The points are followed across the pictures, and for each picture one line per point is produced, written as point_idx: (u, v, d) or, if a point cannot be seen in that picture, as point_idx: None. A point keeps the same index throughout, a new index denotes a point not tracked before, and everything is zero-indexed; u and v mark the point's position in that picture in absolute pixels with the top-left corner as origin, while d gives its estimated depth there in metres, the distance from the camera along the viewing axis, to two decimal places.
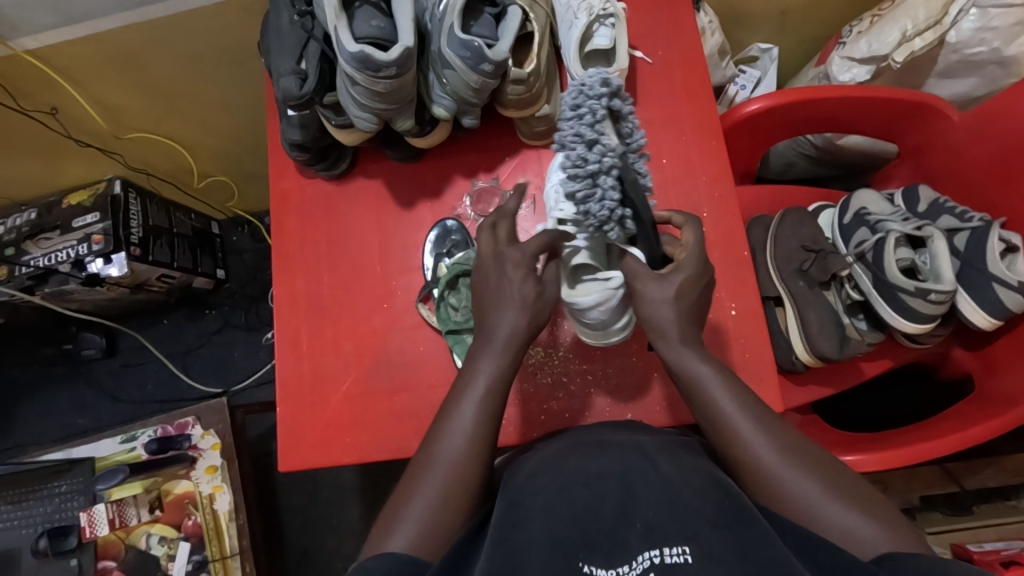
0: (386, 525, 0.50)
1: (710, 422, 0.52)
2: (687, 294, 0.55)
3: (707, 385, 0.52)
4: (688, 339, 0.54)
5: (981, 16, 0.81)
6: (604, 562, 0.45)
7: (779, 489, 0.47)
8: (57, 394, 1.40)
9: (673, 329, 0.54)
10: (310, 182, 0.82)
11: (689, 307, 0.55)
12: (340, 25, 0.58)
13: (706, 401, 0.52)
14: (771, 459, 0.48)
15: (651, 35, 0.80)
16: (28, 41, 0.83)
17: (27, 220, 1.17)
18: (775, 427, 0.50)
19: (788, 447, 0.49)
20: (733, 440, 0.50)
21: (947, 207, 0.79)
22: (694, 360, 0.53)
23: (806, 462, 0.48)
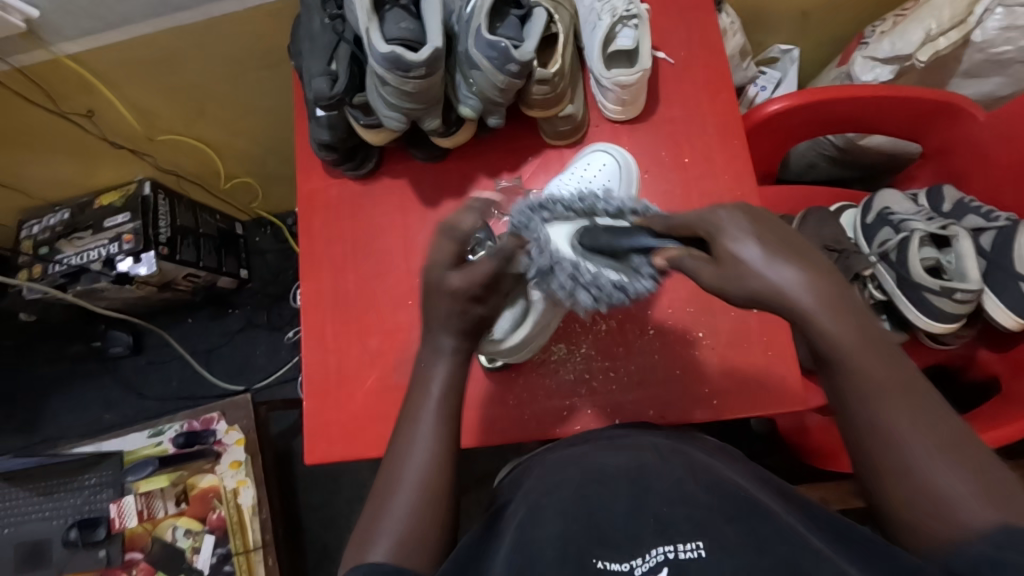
0: (367, 530, 0.50)
1: (844, 398, 0.45)
2: (772, 252, 0.45)
3: (849, 353, 0.45)
4: (829, 310, 0.44)
5: (1008, 15, 0.81)
6: (617, 557, 0.46)
7: (911, 484, 0.42)
8: (85, 390, 1.44)
9: (802, 302, 0.44)
10: (337, 181, 0.84)
11: (794, 251, 0.45)
12: (372, 27, 0.60)
13: (846, 372, 0.45)
14: (912, 445, 0.43)
15: (674, 36, 0.81)
16: (69, 45, 0.87)
17: (61, 220, 1.21)
18: (926, 412, 0.43)
19: (935, 437, 0.42)
20: (869, 421, 0.44)
21: (971, 207, 0.79)
22: (837, 327, 0.44)
23: (958, 457, 0.42)
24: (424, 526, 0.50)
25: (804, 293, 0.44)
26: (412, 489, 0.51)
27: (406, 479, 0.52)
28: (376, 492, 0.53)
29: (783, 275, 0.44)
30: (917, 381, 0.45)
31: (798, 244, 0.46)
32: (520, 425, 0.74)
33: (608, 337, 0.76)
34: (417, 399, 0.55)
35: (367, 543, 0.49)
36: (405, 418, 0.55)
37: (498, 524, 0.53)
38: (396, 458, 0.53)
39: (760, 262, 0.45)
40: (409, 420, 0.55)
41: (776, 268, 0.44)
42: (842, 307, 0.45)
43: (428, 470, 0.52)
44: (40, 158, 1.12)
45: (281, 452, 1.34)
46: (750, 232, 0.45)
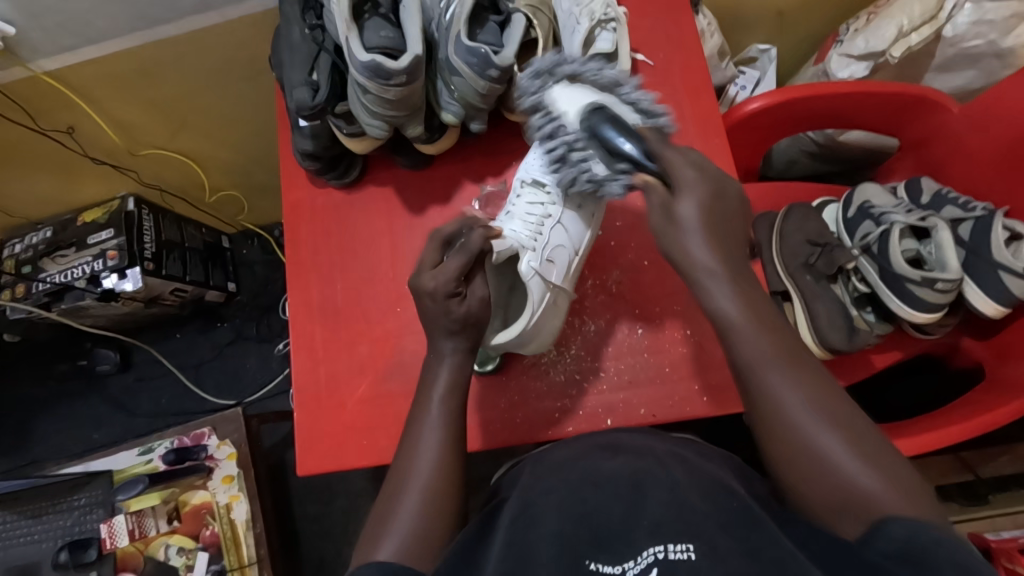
0: (374, 532, 0.51)
1: (753, 397, 0.50)
2: (707, 216, 0.51)
3: (756, 351, 0.50)
4: (726, 283, 0.51)
5: (976, 10, 0.82)
6: (611, 560, 0.46)
7: (821, 476, 0.46)
8: (73, 409, 1.42)
9: (713, 263, 0.51)
10: (321, 190, 0.83)
11: (712, 225, 0.51)
12: (351, 36, 0.60)
13: (753, 378, 0.50)
14: (796, 408, 0.48)
15: (652, 38, 0.82)
16: (46, 62, 0.86)
17: (44, 238, 1.20)
18: (825, 401, 0.48)
19: (840, 425, 0.47)
20: (760, 389, 0.49)
21: (949, 198, 0.80)
22: (729, 301, 0.51)
23: (826, 408, 0.48)
24: (432, 527, 0.51)
25: (705, 259, 0.51)
26: (418, 492, 0.52)
27: (413, 481, 0.53)
28: (382, 497, 0.54)
29: (693, 252, 0.51)
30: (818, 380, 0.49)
31: (724, 212, 0.53)
32: (511, 428, 0.74)
33: (598, 337, 0.76)
34: (422, 411, 0.57)
35: (374, 545, 0.50)
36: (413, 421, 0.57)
37: (495, 520, 0.53)
38: (403, 461, 0.55)
39: (695, 220, 0.51)
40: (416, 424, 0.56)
41: (694, 216, 0.51)
42: (740, 279, 0.52)
43: (431, 477, 0.53)
44: (21, 176, 1.11)
45: (274, 465, 1.33)
46: (688, 203, 0.51)
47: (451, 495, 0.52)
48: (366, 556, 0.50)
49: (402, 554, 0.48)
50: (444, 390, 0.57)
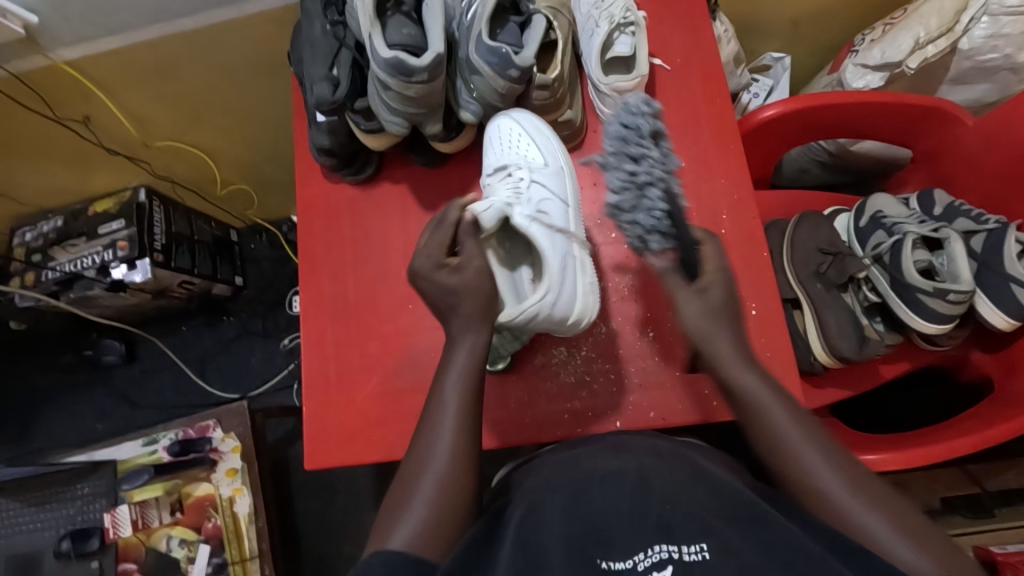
0: (389, 517, 0.51)
1: (768, 447, 0.52)
2: (716, 298, 0.56)
3: (759, 397, 0.53)
4: (745, 364, 0.55)
5: (993, 24, 0.83)
6: (622, 556, 0.46)
7: (845, 526, 0.47)
8: (77, 400, 1.42)
9: (729, 349, 0.55)
10: (336, 186, 0.84)
11: (727, 311, 0.57)
12: (374, 32, 0.61)
13: (764, 422, 0.52)
14: (808, 451, 0.50)
15: (670, 44, 0.82)
16: (67, 52, 0.87)
17: (55, 227, 1.20)
18: (840, 455, 0.50)
19: (857, 479, 0.48)
20: (790, 460, 0.50)
21: (962, 210, 0.80)
22: (753, 382, 0.54)
23: (839, 457, 0.50)
24: (448, 517, 0.51)
25: (723, 342, 0.55)
26: (432, 482, 0.52)
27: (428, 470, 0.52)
28: (397, 485, 0.53)
29: (710, 327, 0.56)
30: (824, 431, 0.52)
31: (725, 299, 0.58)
32: (519, 428, 0.75)
33: (609, 340, 0.76)
34: (437, 405, 0.55)
35: (388, 530, 0.50)
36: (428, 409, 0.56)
37: (503, 522, 0.53)
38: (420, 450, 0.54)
39: (699, 313, 0.56)
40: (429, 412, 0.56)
41: (693, 307, 0.56)
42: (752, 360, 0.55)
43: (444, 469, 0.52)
44: (34, 165, 1.11)
45: (276, 460, 1.33)
46: (683, 290, 0.57)
47: (464, 487, 0.52)
48: (379, 541, 0.49)
49: (418, 542, 0.48)
50: (457, 382, 0.56)
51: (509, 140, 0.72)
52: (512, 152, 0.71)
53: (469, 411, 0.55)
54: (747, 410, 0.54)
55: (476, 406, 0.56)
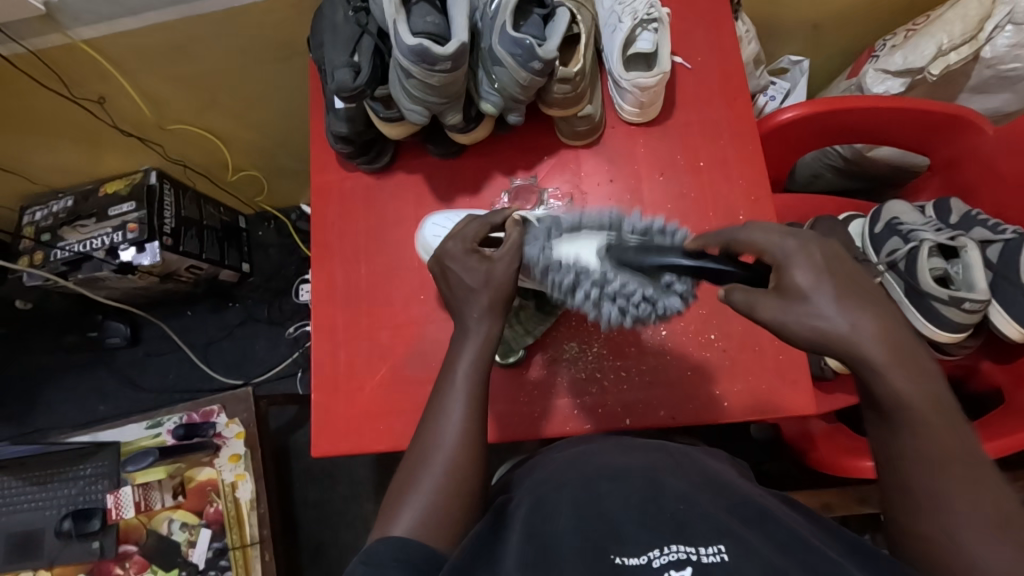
0: (394, 502, 0.51)
1: (899, 455, 0.47)
2: (831, 295, 0.46)
3: (920, 409, 0.46)
4: (896, 369, 0.45)
5: (1017, 32, 0.84)
6: (636, 551, 0.45)
7: (960, 555, 0.43)
8: (80, 381, 1.42)
9: (878, 355, 0.45)
10: (351, 174, 0.84)
11: (876, 311, 0.46)
12: (399, 19, 0.61)
13: (912, 429, 0.46)
14: (938, 476, 0.45)
15: (692, 42, 0.82)
16: (85, 30, 0.86)
17: (65, 207, 1.20)
18: (988, 493, 0.44)
19: (996, 521, 0.43)
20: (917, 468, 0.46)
21: (979, 220, 0.79)
22: (907, 387, 0.45)
23: (983, 493, 0.44)
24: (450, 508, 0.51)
25: (869, 344, 0.45)
26: (437, 474, 0.52)
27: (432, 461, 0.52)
28: (401, 474, 0.53)
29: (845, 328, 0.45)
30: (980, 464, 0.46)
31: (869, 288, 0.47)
32: (527, 423, 0.74)
33: (620, 337, 0.76)
34: (443, 397, 0.55)
35: (391, 518, 0.50)
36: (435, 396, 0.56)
37: (506, 515, 0.53)
38: (426, 435, 0.54)
39: (829, 305, 0.45)
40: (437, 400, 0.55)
41: (826, 307, 0.45)
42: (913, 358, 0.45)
43: (450, 460, 0.52)
44: (46, 143, 1.11)
45: (278, 448, 1.33)
46: (819, 278, 0.46)
47: (470, 478, 0.52)
48: (384, 528, 0.50)
49: (420, 529, 0.49)
50: (466, 375, 0.55)
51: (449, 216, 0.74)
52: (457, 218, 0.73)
53: (477, 404, 0.55)
54: (890, 413, 0.47)
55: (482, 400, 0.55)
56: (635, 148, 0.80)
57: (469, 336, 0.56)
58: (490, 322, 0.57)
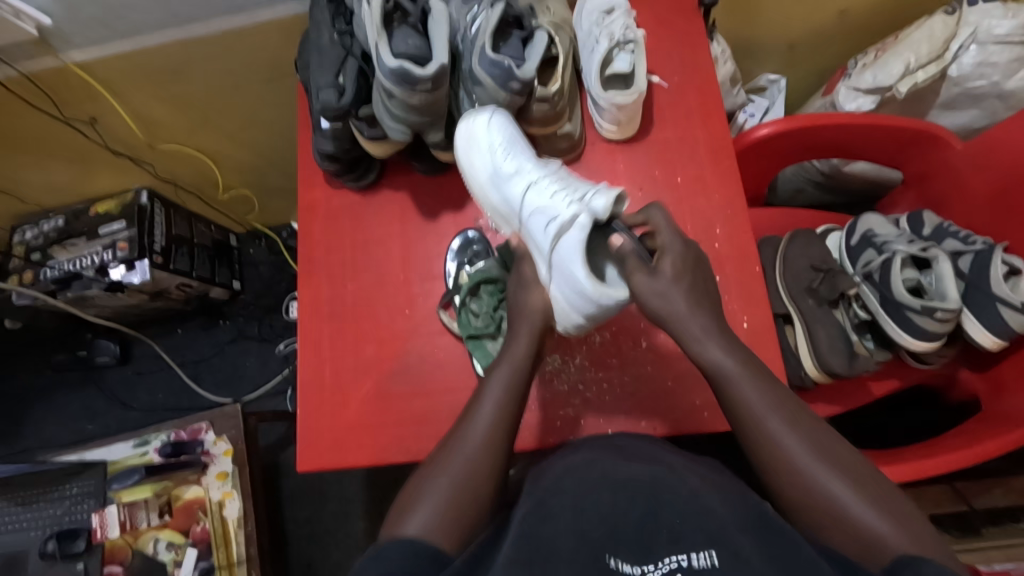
0: (405, 507, 0.52)
1: (740, 420, 0.54)
2: (683, 276, 0.57)
3: (733, 374, 0.55)
4: (733, 361, 0.55)
5: (981, 52, 0.87)
6: (631, 559, 0.48)
7: (809, 492, 0.50)
8: (68, 401, 1.42)
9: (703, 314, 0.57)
10: (338, 192, 0.85)
11: (691, 283, 0.58)
12: (381, 42, 0.63)
13: (733, 396, 0.55)
14: (777, 428, 0.53)
15: (668, 63, 0.85)
16: (77, 53, 0.88)
17: (55, 226, 1.21)
18: (811, 429, 0.53)
19: (824, 450, 0.51)
20: (780, 453, 0.52)
21: (950, 231, 0.81)
22: (719, 354, 0.56)
23: (809, 429, 0.53)
24: (466, 512, 0.52)
25: (711, 342, 0.56)
26: (450, 484, 0.52)
27: (449, 470, 0.53)
28: (415, 480, 0.55)
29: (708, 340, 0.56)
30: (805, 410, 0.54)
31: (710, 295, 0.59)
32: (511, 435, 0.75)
33: (603, 349, 0.77)
34: (469, 423, 0.56)
35: (407, 519, 0.51)
36: (466, 412, 0.57)
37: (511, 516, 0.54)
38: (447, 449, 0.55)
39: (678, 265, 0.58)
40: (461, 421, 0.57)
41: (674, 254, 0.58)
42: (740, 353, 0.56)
43: (470, 469, 0.54)
44: (39, 164, 1.12)
45: (267, 465, 1.32)
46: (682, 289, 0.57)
47: (481, 494, 0.53)
48: (395, 529, 0.51)
49: (432, 530, 0.50)
50: (496, 400, 0.57)
51: (514, 138, 0.71)
52: (523, 149, 0.71)
53: (511, 419, 0.56)
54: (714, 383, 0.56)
55: (512, 425, 0.57)
56: (615, 165, 0.82)
57: (507, 358, 0.60)
58: (525, 344, 0.61)
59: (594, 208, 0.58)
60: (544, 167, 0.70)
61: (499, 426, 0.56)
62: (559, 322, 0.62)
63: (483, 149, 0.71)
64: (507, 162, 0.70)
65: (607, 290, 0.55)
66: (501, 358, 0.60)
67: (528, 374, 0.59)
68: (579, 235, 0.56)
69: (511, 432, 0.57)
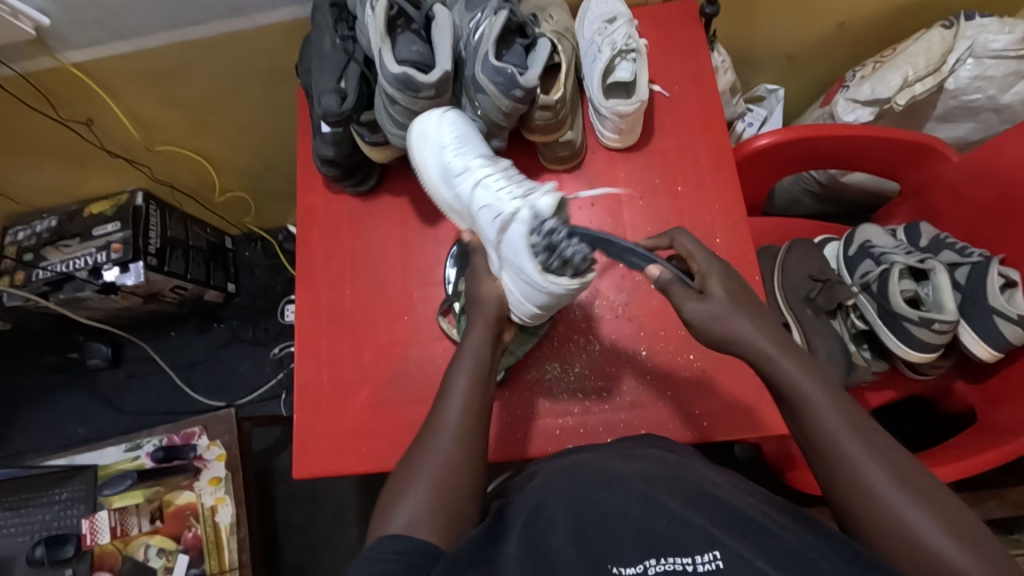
0: (388, 506, 0.52)
1: (813, 437, 0.53)
2: (734, 297, 0.58)
3: (804, 390, 0.54)
4: (790, 358, 0.55)
5: (978, 66, 0.88)
6: (631, 561, 0.46)
7: (889, 518, 0.48)
8: (58, 403, 1.40)
9: (763, 342, 0.56)
10: (337, 196, 0.85)
11: (746, 306, 0.58)
12: (384, 48, 0.63)
13: (807, 411, 0.53)
14: (856, 446, 0.51)
15: (670, 72, 0.85)
16: (75, 54, 0.87)
17: (48, 227, 1.20)
18: (890, 452, 0.50)
19: (900, 472, 0.49)
20: (852, 474, 0.50)
21: (947, 243, 0.81)
22: (796, 371, 0.54)
23: (886, 452, 0.50)
24: (453, 512, 0.51)
25: (765, 340, 0.56)
26: (430, 478, 0.52)
27: (426, 463, 0.53)
28: (399, 472, 0.55)
29: (738, 328, 0.57)
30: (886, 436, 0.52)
31: (758, 305, 0.59)
32: (509, 443, 0.75)
33: (603, 357, 0.77)
34: (441, 414, 0.57)
35: (390, 517, 0.50)
36: (437, 401, 0.58)
37: (507, 514, 0.54)
38: (426, 440, 0.56)
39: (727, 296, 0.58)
40: (438, 409, 0.58)
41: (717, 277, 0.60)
42: (803, 359, 0.56)
43: (449, 462, 0.54)
44: (33, 164, 1.11)
45: (260, 470, 1.31)
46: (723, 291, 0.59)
47: (463, 492, 0.53)
48: (383, 527, 0.50)
49: (418, 524, 0.49)
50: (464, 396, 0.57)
51: (465, 133, 0.69)
52: (473, 145, 0.68)
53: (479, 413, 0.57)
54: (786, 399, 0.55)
55: (481, 421, 0.57)
56: (616, 174, 0.82)
57: (466, 350, 0.61)
58: (484, 334, 0.62)
59: (539, 205, 0.59)
60: (495, 163, 0.67)
61: (468, 417, 0.56)
62: (514, 310, 0.65)
63: (431, 146, 0.68)
64: (455, 156, 0.67)
65: (558, 279, 0.55)
66: (461, 349, 0.62)
67: (490, 367, 0.60)
68: (525, 229, 0.57)
69: (482, 427, 0.57)
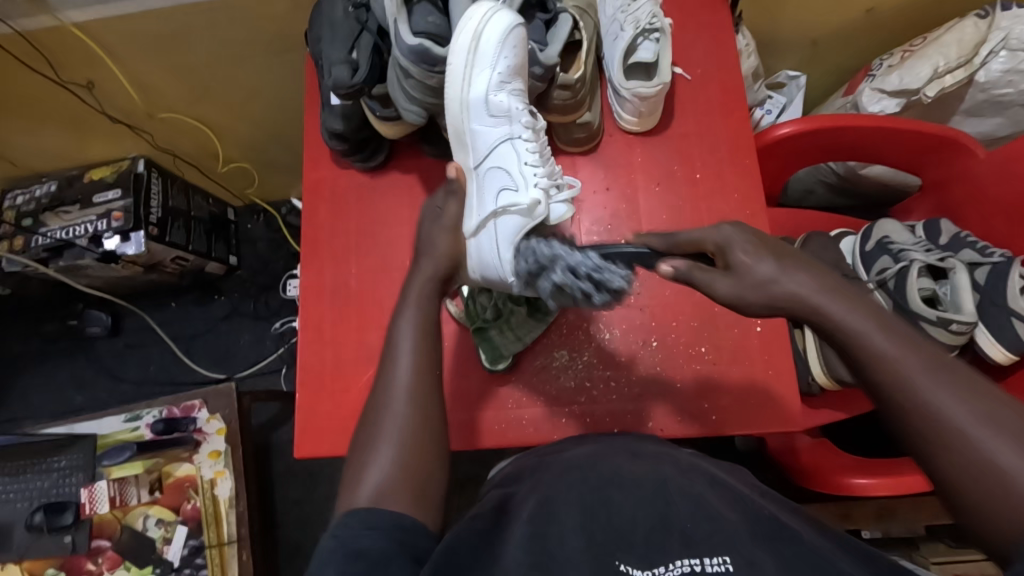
0: (353, 473, 0.48)
1: (873, 381, 0.47)
2: (777, 258, 0.52)
3: (866, 336, 0.47)
4: (835, 299, 0.50)
5: (1011, 58, 0.84)
6: (639, 563, 0.45)
7: (965, 457, 0.42)
8: (56, 371, 1.39)
9: (811, 294, 0.50)
10: (345, 171, 0.82)
11: (798, 265, 0.52)
12: (400, 19, 0.61)
13: (860, 352, 0.48)
14: (922, 380, 0.45)
15: (692, 54, 0.82)
16: (75, 13, 0.84)
17: (47, 192, 1.17)
18: (974, 387, 0.44)
19: (986, 410, 0.43)
20: (926, 414, 0.44)
21: (968, 241, 0.80)
22: (847, 312, 0.49)
23: (962, 388, 0.44)
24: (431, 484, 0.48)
25: None
26: (390, 448, 0.48)
27: (385, 429, 0.49)
28: (358, 436, 0.50)
29: (783, 286, 0.51)
30: (960, 366, 0.45)
31: (802, 257, 0.53)
32: (513, 429, 0.74)
33: (612, 347, 0.76)
34: (389, 373, 0.51)
35: (354, 489, 0.47)
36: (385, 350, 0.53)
37: (510, 512, 0.53)
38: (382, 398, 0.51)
39: (775, 272, 0.51)
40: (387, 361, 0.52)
41: (764, 259, 0.52)
42: (854, 298, 0.50)
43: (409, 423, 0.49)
44: (31, 127, 1.08)
45: (259, 446, 1.31)
46: (756, 250, 0.52)
47: (447, 475, 0.50)
48: (349, 500, 0.47)
49: (387, 496, 0.46)
50: (413, 347, 0.52)
51: (517, 69, 0.64)
52: (517, 87, 0.64)
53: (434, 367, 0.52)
54: (841, 344, 0.49)
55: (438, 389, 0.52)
56: (632, 158, 0.80)
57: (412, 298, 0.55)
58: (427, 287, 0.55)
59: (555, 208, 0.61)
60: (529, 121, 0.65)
61: (425, 373, 0.51)
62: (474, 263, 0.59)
63: (473, 65, 0.61)
64: (498, 93, 0.63)
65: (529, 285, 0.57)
66: (403, 306, 0.55)
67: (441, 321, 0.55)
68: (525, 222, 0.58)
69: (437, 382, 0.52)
